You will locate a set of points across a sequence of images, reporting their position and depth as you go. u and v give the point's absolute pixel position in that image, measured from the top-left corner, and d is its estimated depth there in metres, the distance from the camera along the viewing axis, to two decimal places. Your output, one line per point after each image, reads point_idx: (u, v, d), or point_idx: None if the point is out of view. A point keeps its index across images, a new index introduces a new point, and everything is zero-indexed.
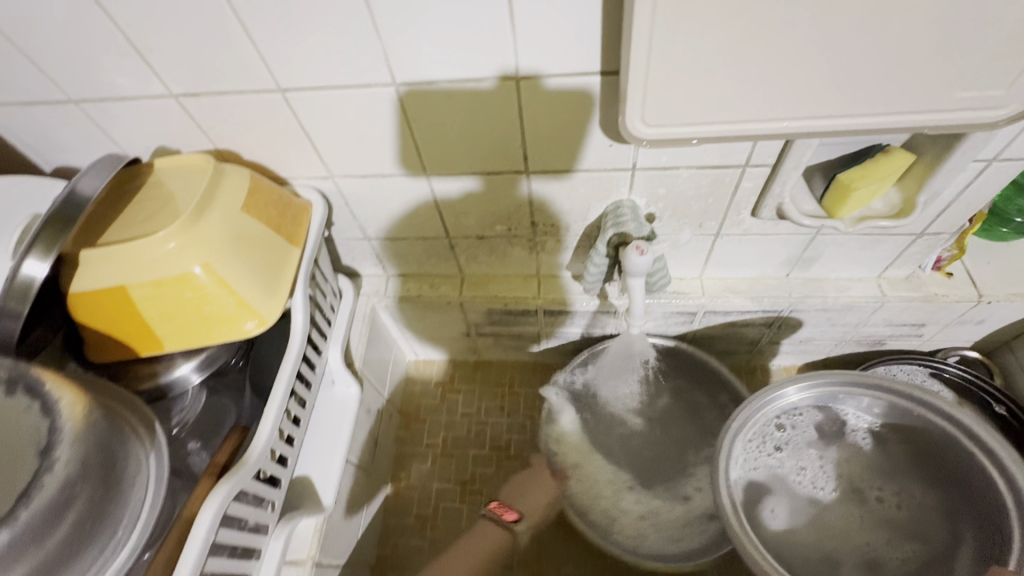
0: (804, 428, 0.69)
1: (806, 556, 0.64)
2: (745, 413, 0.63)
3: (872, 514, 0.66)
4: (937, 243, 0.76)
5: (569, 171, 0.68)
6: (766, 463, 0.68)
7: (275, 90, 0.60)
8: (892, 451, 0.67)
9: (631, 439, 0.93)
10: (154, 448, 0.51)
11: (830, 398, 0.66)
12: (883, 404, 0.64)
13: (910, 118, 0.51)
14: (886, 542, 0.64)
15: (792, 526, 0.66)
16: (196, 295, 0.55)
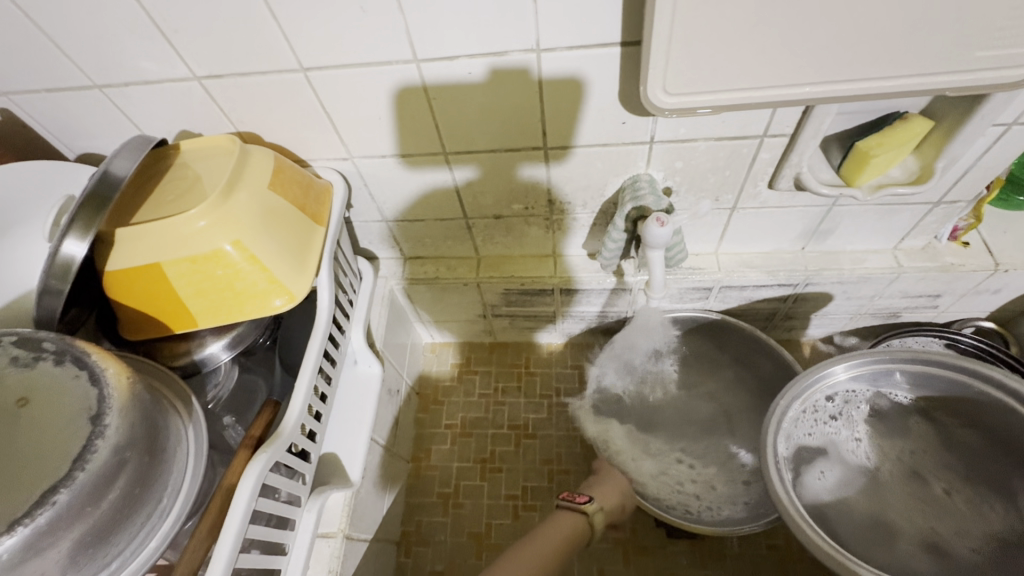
0: (861, 401, 0.69)
1: (857, 524, 0.66)
2: (793, 391, 0.63)
3: (928, 496, 0.67)
4: (953, 211, 0.76)
5: (568, 149, 0.69)
6: (822, 435, 0.69)
7: (297, 70, 0.61)
8: (953, 432, 0.66)
9: (648, 413, 0.96)
10: (191, 422, 0.55)
11: (883, 376, 0.66)
12: (940, 380, 0.63)
13: (931, 80, 0.51)
14: (950, 529, 0.64)
15: (843, 495, 0.68)
16: (228, 273, 0.56)
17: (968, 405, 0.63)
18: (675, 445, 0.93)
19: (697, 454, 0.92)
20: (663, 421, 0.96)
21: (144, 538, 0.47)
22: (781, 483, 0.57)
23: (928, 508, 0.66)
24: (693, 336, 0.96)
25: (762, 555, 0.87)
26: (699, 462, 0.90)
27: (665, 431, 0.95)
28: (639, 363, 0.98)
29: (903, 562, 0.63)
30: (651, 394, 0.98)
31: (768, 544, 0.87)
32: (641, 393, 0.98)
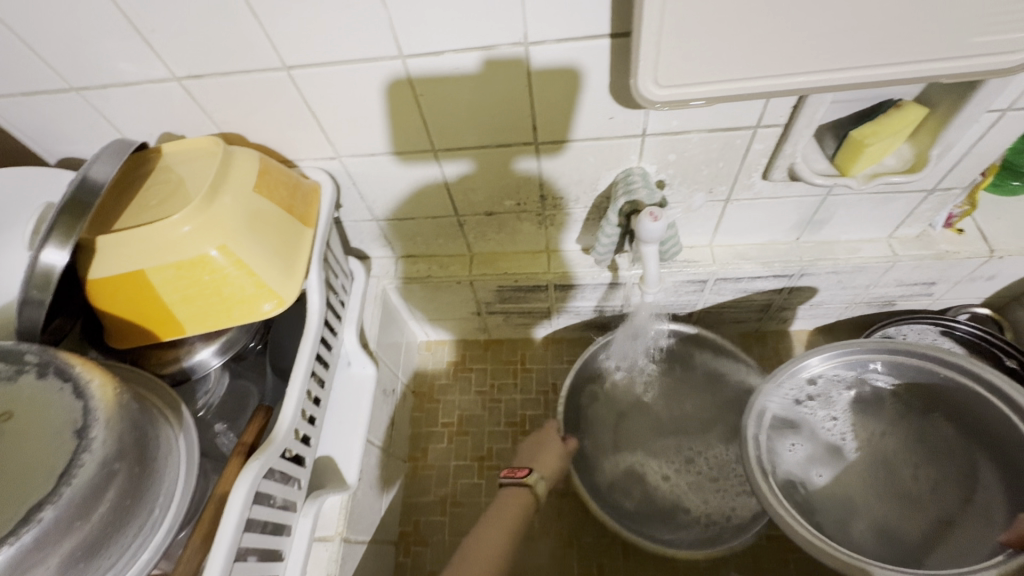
0: (839, 386, 0.74)
1: (828, 501, 0.72)
2: (772, 382, 0.70)
3: (897, 485, 0.71)
4: (947, 199, 0.76)
5: (565, 142, 0.68)
6: (799, 411, 0.74)
7: (279, 68, 0.60)
8: (929, 420, 0.71)
9: (625, 424, 0.94)
10: (181, 430, 0.54)
11: (867, 369, 0.72)
12: (913, 372, 0.69)
13: (926, 67, 0.50)
14: (908, 513, 0.69)
15: (811, 469, 0.74)
16: (214, 278, 0.55)
17: (945, 396, 0.68)
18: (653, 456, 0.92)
19: (678, 462, 0.90)
20: (640, 433, 0.94)
21: (136, 550, 0.46)
22: (762, 474, 0.63)
23: (892, 492, 0.71)
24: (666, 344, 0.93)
25: (761, 545, 0.87)
26: (678, 470, 0.89)
27: (644, 443, 0.93)
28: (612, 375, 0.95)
29: (853, 536, 0.69)
30: (624, 405, 0.96)
31: (766, 535, 0.87)
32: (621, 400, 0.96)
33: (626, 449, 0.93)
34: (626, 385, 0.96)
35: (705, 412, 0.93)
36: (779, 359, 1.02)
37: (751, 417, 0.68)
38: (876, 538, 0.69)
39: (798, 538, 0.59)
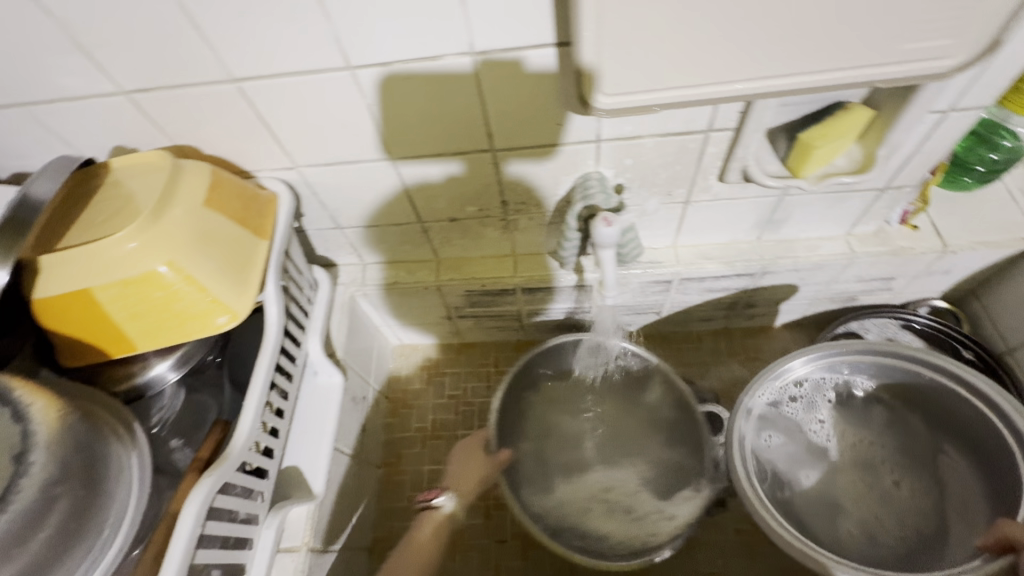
0: (824, 388, 0.76)
1: (818, 506, 0.73)
2: (758, 384, 0.70)
3: (883, 490, 0.74)
4: (900, 196, 0.77)
5: (557, 147, 0.68)
6: (783, 414, 0.75)
7: (226, 81, 0.59)
8: (910, 422, 0.74)
9: (553, 446, 0.91)
10: (136, 448, 0.53)
11: (849, 370, 0.74)
12: (896, 375, 0.72)
13: (863, 72, 0.52)
14: (893, 517, 0.72)
15: (798, 472, 0.75)
16: (164, 294, 0.54)
17: (926, 398, 0.72)
18: (575, 481, 0.87)
19: (596, 488, 0.86)
20: (564, 457, 0.90)
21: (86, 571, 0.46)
22: (745, 481, 0.64)
23: (875, 493, 0.74)
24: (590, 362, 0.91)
25: (729, 540, 0.88)
26: (610, 485, 0.87)
27: (567, 469, 0.89)
28: (537, 393, 0.93)
29: (841, 537, 0.70)
30: (550, 428, 0.92)
31: (734, 529, 0.88)
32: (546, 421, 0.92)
33: (550, 471, 0.88)
34: (551, 406, 0.93)
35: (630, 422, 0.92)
36: (747, 356, 1.03)
37: (739, 420, 0.69)
38: (860, 537, 0.71)
39: (781, 540, 0.60)
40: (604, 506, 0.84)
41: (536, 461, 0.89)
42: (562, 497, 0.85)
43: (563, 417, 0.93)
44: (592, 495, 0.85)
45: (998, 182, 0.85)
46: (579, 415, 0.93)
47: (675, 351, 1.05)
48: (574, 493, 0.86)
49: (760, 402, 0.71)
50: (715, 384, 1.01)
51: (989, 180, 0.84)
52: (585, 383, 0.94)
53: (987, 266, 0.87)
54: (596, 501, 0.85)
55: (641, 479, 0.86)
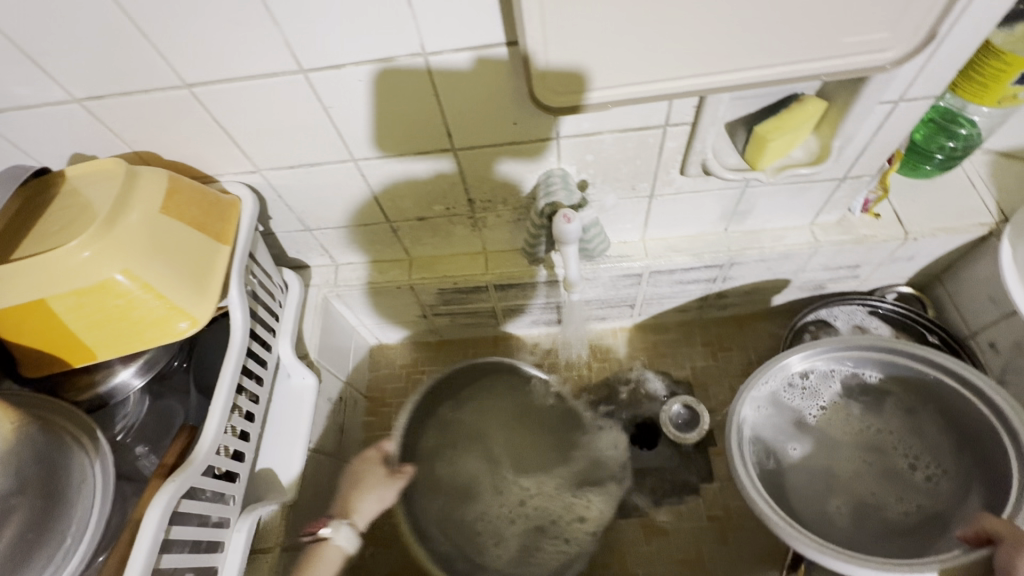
0: (826, 378, 0.77)
1: (818, 489, 0.75)
2: (762, 373, 0.72)
3: (891, 473, 0.74)
4: (860, 185, 0.78)
5: (550, 140, 0.68)
6: (783, 400, 0.76)
7: (180, 86, 0.59)
8: (923, 412, 0.74)
9: (475, 456, 0.93)
10: (99, 456, 0.53)
11: (852, 360, 0.75)
12: (900, 365, 0.73)
13: (806, 67, 0.54)
14: (895, 498, 0.72)
15: (798, 454, 0.76)
16: (121, 302, 0.55)
17: (935, 390, 0.71)
18: (491, 492, 0.91)
19: (513, 501, 0.91)
20: (478, 469, 0.92)
21: None
22: (738, 464, 0.66)
23: (881, 476, 0.74)
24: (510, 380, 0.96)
25: (702, 526, 0.89)
26: (521, 500, 0.91)
27: (483, 480, 0.92)
28: (461, 404, 0.96)
29: (832, 515, 0.73)
30: (475, 437, 0.95)
31: (707, 516, 0.90)
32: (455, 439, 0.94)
33: (459, 485, 0.91)
34: (471, 416, 0.95)
35: (536, 435, 0.96)
36: (720, 345, 1.05)
37: (739, 405, 0.71)
38: (855, 517, 0.72)
39: (763, 519, 0.62)
40: (510, 518, 0.89)
41: (451, 469, 0.92)
42: (474, 508, 0.90)
43: (487, 424, 0.95)
44: (502, 506, 0.90)
45: (958, 169, 0.87)
46: (502, 427, 0.96)
47: (650, 343, 1.06)
48: (485, 505, 0.90)
49: (759, 389, 0.73)
50: (690, 374, 1.03)
51: (949, 167, 0.85)
52: (511, 399, 0.97)
53: (949, 252, 0.88)
54: (506, 506, 0.90)
55: (548, 493, 0.91)
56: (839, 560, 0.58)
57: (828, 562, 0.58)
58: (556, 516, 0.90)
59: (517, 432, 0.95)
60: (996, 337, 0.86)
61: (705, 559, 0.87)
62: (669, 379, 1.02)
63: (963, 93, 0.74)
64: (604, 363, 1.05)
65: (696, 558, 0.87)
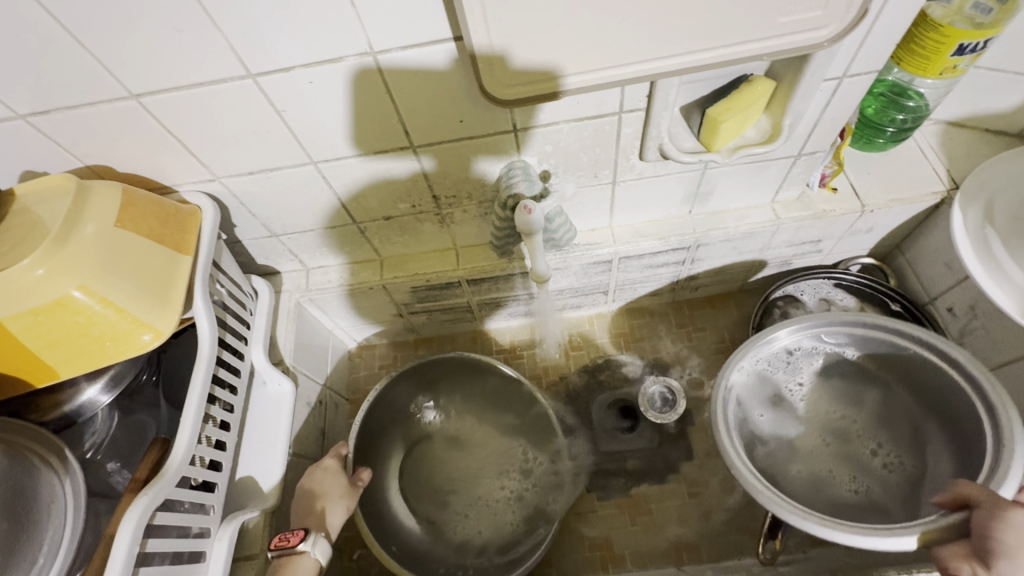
0: (810, 356, 0.78)
1: (785, 464, 0.77)
2: (747, 348, 0.73)
3: (856, 457, 0.77)
4: (816, 161, 0.80)
5: (525, 129, 0.68)
6: (769, 374, 0.78)
7: (127, 97, 0.58)
8: (898, 405, 0.75)
9: (462, 455, 0.96)
10: (67, 475, 0.54)
11: (836, 340, 0.76)
12: (889, 353, 0.73)
13: (749, 46, 0.56)
14: (853, 478, 0.76)
15: (773, 424, 0.79)
16: (80, 319, 0.54)
17: (920, 381, 0.72)
18: (475, 488, 0.93)
19: (480, 494, 0.92)
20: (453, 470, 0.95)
21: None
22: (726, 435, 0.67)
23: (841, 454, 0.78)
24: (489, 381, 0.96)
25: (685, 503, 0.91)
26: (494, 494, 0.92)
27: (461, 475, 0.94)
28: (450, 404, 0.99)
29: (792, 482, 0.76)
30: (456, 434, 0.98)
31: (689, 493, 0.92)
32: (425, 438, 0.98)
33: (440, 487, 0.93)
34: (461, 414, 0.99)
35: (505, 430, 0.96)
36: (694, 326, 1.07)
37: (728, 373, 0.72)
38: (809, 486, 0.76)
39: (746, 485, 0.63)
40: (487, 515, 0.90)
41: (432, 474, 0.95)
42: (451, 508, 0.91)
43: (473, 425, 0.98)
44: (483, 503, 0.91)
45: (909, 140, 0.89)
46: (488, 424, 0.98)
47: (626, 328, 1.08)
48: (467, 501, 0.92)
49: (746, 363, 0.74)
50: (666, 355, 1.04)
51: (901, 139, 0.88)
52: (479, 388, 0.97)
53: (905, 222, 0.90)
54: (488, 504, 0.91)
55: (516, 475, 0.93)
56: (822, 525, 0.59)
57: (813, 528, 0.59)
58: (525, 501, 0.91)
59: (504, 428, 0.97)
60: (953, 302, 0.89)
61: (690, 536, 0.88)
62: (646, 362, 1.04)
63: (907, 67, 0.76)
64: (581, 350, 1.07)
65: (681, 535, 0.89)
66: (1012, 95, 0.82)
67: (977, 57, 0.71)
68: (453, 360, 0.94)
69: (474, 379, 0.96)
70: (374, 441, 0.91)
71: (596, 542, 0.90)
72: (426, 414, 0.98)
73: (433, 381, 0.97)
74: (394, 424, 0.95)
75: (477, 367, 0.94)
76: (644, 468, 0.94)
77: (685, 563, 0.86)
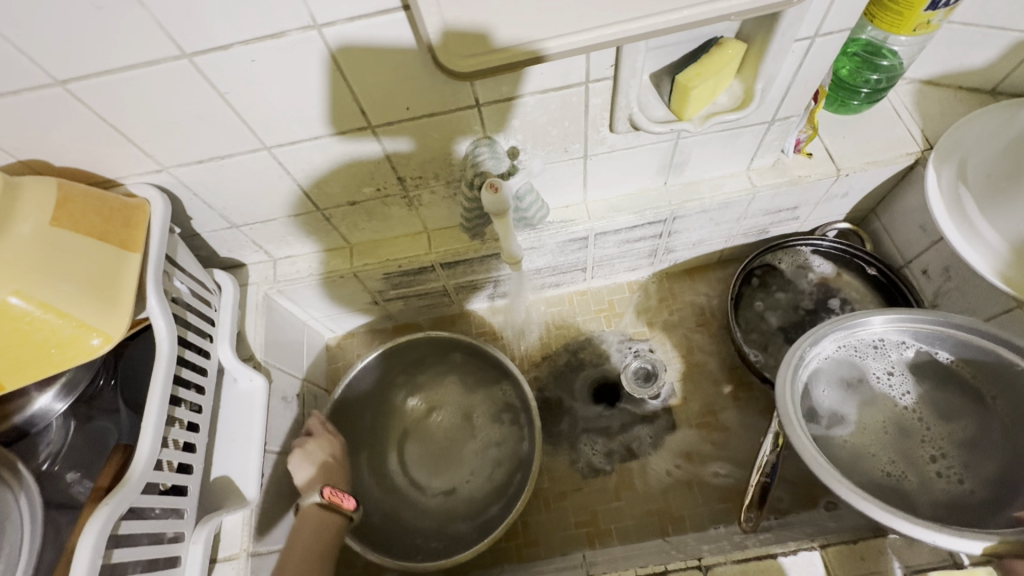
0: (904, 350, 0.69)
1: (835, 442, 0.69)
2: (836, 324, 0.65)
3: (915, 454, 0.68)
4: (790, 126, 0.78)
5: (491, 104, 0.65)
6: (850, 352, 0.70)
7: (53, 84, 0.54)
8: (987, 424, 0.65)
9: (450, 431, 0.96)
10: (23, 490, 0.55)
11: (942, 341, 0.66)
12: (1000, 370, 0.63)
13: (714, 7, 0.54)
14: (906, 475, 0.67)
15: (830, 399, 0.71)
16: (18, 326, 0.51)
17: None
18: (462, 448, 0.94)
19: (467, 459, 0.93)
20: (436, 439, 0.96)
21: None
22: (790, 403, 0.60)
23: (895, 445, 0.69)
24: (451, 354, 0.96)
25: (670, 475, 0.92)
26: (476, 457, 0.93)
27: (443, 444, 0.95)
28: (441, 383, 0.99)
29: (834, 455, 0.68)
30: (432, 406, 0.98)
31: (672, 465, 0.92)
32: (404, 413, 0.98)
33: (428, 457, 0.94)
34: (429, 386, 0.99)
35: (476, 392, 0.97)
36: (674, 300, 1.06)
37: (806, 342, 0.64)
38: (848, 460, 0.68)
39: (799, 449, 0.57)
40: (472, 471, 0.92)
41: (422, 449, 0.95)
42: (444, 477, 0.92)
43: (449, 394, 0.98)
44: (466, 470, 0.92)
45: (884, 101, 0.88)
46: (473, 399, 0.97)
47: (606, 303, 1.07)
48: (455, 471, 0.92)
49: (832, 337, 0.66)
50: (647, 330, 1.04)
51: (876, 100, 0.86)
52: (448, 354, 0.96)
53: (880, 185, 0.89)
54: (474, 475, 0.91)
55: (484, 432, 0.95)
56: (883, 510, 0.53)
57: (872, 510, 0.53)
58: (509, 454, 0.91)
59: (479, 405, 0.96)
60: (928, 264, 0.89)
61: (675, 507, 0.89)
62: (626, 338, 1.04)
63: (881, 24, 0.74)
64: (561, 330, 1.05)
65: (667, 507, 0.89)
66: (985, 51, 0.81)
67: (950, 10, 0.69)
68: (424, 339, 0.92)
69: (441, 359, 0.97)
70: (355, 414, 0.92)
71: (581, 517, 0.90)
72: (410, 391, 0.98)
73: (418, 359, 0.96)
74: (376, 403, 0.95)
75: (447, 343, 0.93)
76: (629, 444, 0.95)
77: (670, 534, 0.87)
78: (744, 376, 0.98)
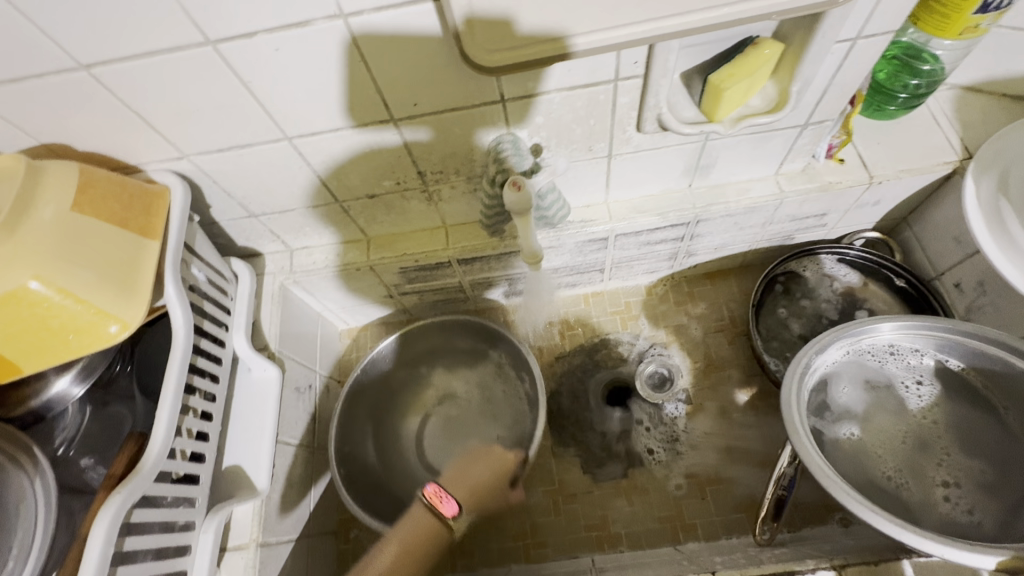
0: (915, 358, 0.67)
1: (841, 448, 0.67)
2: (845, 329, 0.64)
3: (927, 465, 0.65)
4: (823, 130, 0.76)
5: (516, 100, 0.63)
6: (860, 358, 0.68)
7: (77, 68, 0.53)
8: (1002, 439, 0.63)
9: (457, 432, 0.95)
10: (37, 474, 0.55)
11: (958, 350, 0.64)
12: (1015, 382, 0.61)
13: (753, 6, 0.51)
14: (917, 487, 0.64)
15: (837, 403, 0.69)
16: (38, 312, 0.51)
17: None
18: (476, 435, 0.94)
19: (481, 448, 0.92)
20: (449, 428, 0.95)
21: None
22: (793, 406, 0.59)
23: (904, 452, 0.66)
24: (466, 340, 0.95)
25: (683, 483, 0.90)
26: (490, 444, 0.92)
27: (458, 432, 0.95)
28: (455, 372, 0.98)
29: (840, 462, 0.66)
30: (446, 393, 0.98)
31: (686, 474, 0.90)
32: (418, 403, 0.98)
33: (443, 444, 0.94)
34: (443, 375, 0.99)
35: (489, 385, 0.96)
36: (694, 303, 1.04)
37: (814, 347, 0.63)
38: (857, 469, 0.65)
39: (807, 458, 0.56)
40: None
41: (436, 436, 0.95)
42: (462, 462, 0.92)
43: (463, 382, 0.98)
44: None
45: (921, 107, 0.84)
46: (488, 393, 0.97)
47: (623, 305, 1.05)
48: None
49: (840, 342, 0.64)
50: (665, 334, 1.02)
51: (914, 106, 0.83)
52: (461, 340, 0.95)
53: (914, 194, 0.86)
54: None
55: (497, 424, 0.94)
56: (894, 523, 0.51)
57: (884, 525, 0.51)
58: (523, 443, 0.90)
59: (497, 404, 0.95)
60: (961, 277, 0.86)
61: (687, 515, 0.87)
62: (642, 341, 1.02)
63: (925, 27, 0.71)
64: (577, 330, 1.04)
65: (678, 514, 0.88)
66: None
67: (1001, 14, 0.66)
68: (441, 321, 0.91)
69: (454, 346, 0.96)
70: (367, 406, 0.91)
71: (591, 519, 0.89)
72: (423, 378, 0.98)
73: (431, 346, 0.96)
74: (388, 389, 0.95)
75: (464, 325, 0.92)
76: (642, 448, 0.93)
77: (682, 542, 0.85)
78: (763, 385, 0.96)
